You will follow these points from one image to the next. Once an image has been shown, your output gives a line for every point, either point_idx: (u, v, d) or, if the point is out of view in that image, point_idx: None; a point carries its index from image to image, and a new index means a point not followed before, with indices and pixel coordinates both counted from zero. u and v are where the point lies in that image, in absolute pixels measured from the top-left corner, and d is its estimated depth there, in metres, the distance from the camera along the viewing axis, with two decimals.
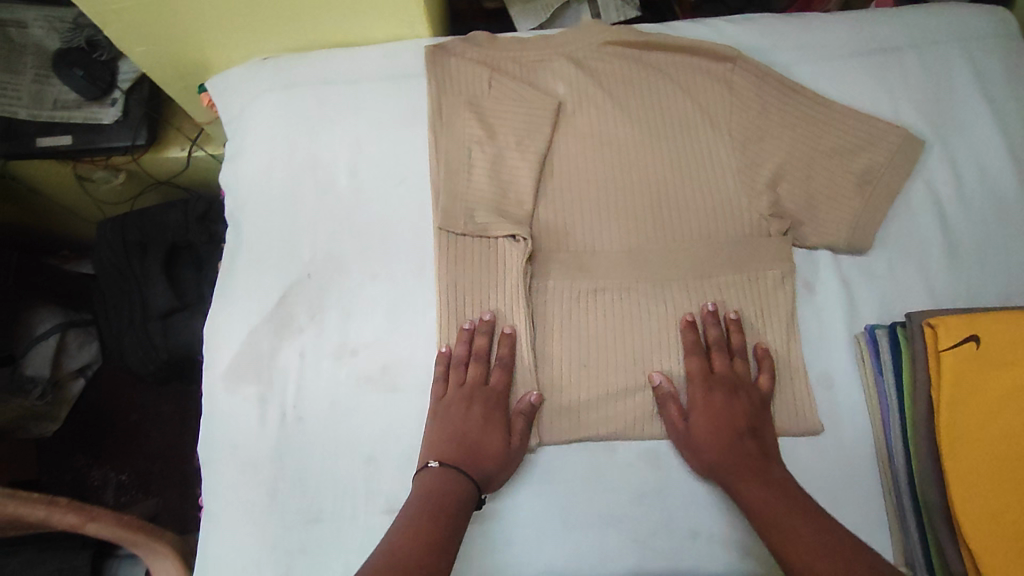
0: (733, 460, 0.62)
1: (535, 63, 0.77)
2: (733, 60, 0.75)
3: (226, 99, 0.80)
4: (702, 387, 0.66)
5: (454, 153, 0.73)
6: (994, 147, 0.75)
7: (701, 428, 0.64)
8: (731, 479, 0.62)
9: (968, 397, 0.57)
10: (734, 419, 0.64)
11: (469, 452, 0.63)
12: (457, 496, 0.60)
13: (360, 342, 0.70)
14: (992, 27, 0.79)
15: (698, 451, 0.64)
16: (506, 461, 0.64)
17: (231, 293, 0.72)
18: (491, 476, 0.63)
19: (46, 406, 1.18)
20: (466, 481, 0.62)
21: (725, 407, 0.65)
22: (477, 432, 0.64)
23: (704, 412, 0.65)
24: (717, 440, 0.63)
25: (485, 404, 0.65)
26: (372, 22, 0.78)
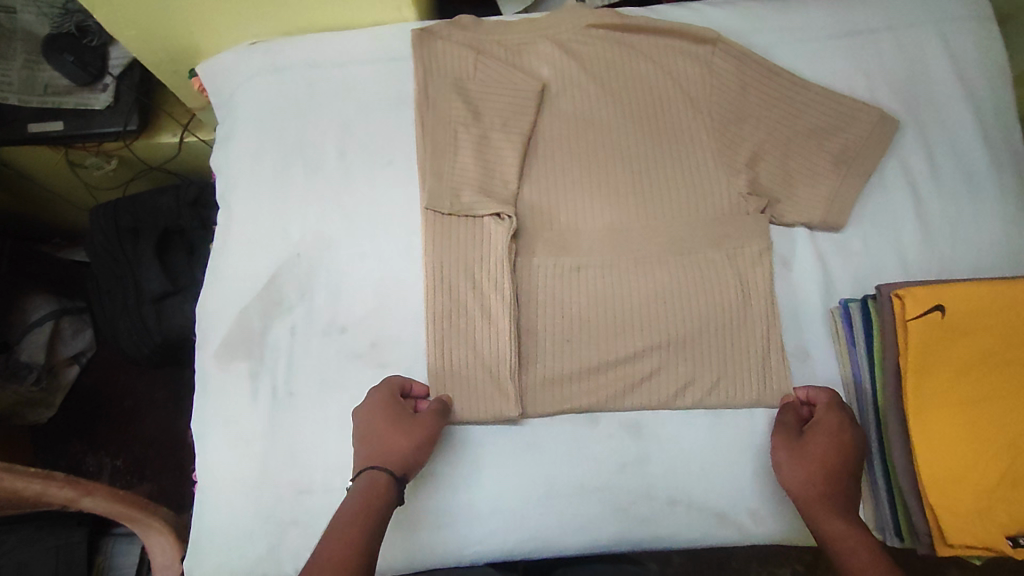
0: (838, 493, 0.60)
1: (520, 46, 0.78)
2: (713, 44, 0.77)
3: (216, 84, 0.81)
4: (841, 416, 0.63)
5: (441, 134, 0.74)
6: (966, 126, 0.77)
7: (818, 446, 0.62)
8: (828, 508, 0.59)
9: (934, 366, 0.59)
10: (856, 456, 0.62)
11: (366, 448, 0.62)
12: (371, 490, 0.59)
13: (349, 320, 0.71)
14: (967, 9, 0.80)
15: (809, 464, 0.61)
16: (402, 426, 0.63)
17: (222, 273, 0.73)
18: (391, 450, 0.62)
19: (40, 392, 1.19)
20: (368, 473, 0.60)
21: (853, 441, 0.62)
22: (364, 424, 0.64)
23: (830, 435, 0.62)
24: (834, 467, 0.61)
25: (369, 398, 0.65)
26: (359, 6, 0.79)
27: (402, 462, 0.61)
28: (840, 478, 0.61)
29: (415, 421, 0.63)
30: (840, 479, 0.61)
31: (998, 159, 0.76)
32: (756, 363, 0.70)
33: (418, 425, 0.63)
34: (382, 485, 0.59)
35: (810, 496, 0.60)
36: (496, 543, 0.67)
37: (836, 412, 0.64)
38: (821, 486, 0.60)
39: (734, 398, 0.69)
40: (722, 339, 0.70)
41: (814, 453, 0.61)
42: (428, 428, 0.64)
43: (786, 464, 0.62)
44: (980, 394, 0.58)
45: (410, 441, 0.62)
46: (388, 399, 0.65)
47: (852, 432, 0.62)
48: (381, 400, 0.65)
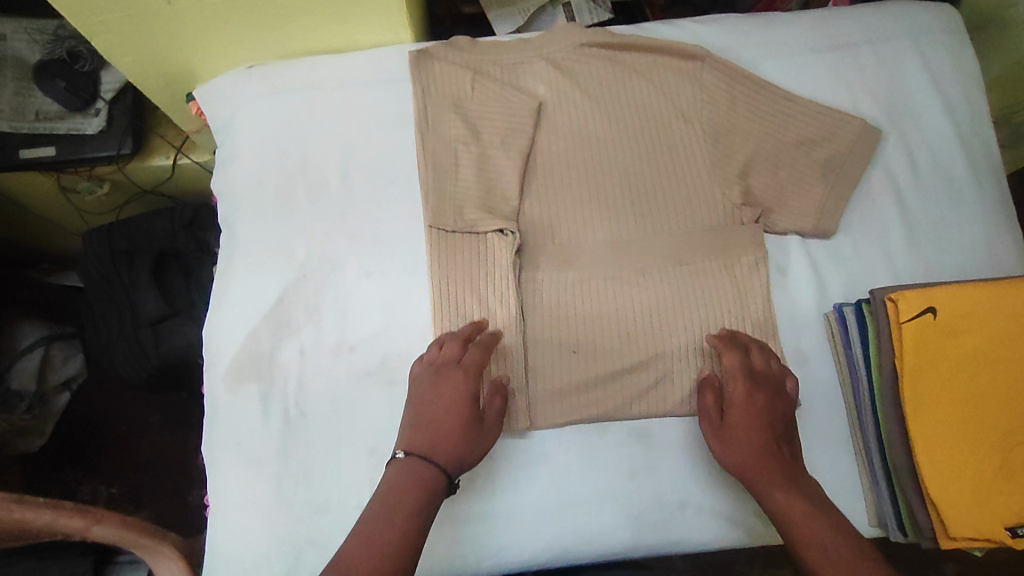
0: (767, 466, 0.64)
1: (515, 65, 0.80)
2: (701, 59, 0.80)
3: (215, 108, 0.82)
4: (746, 386, 0.66)
5: (442, 154, 0.76)
6: (944, 133, 0.80)
7: (738, 427, 0.65)
8: (766, 485, 0.63)
9: (929, 366, 0.61)
10: (772, 423, 0.65)
11: (431, 439, 0.63)
12: (421, 489, 0.61)
13: (358, 338, 0.72)
14: (940, 22, 0.84)
15: (734, 446, 0.65)
16: (469, 435, 0.64)
17: (229, 295, 0.74)
18: (453, 456, 0.63)
19: (31, 419, 1.17)
20: (432, 472, 0.61)
21: (763, 409, 0.66)
22: (435, 407, 0.64)
23: (745, 412, 0.66)
24: (756, 442, 0.64)
25: (453, 383, 0.65)
26: (356, 28, 0.80)
27: (458, 467, 0.63)
28: (768, 454, 0.64)
29: (481, 430, 0.65)
30: (766, 452, 0.64)
31: (973, 165, 0.80)
32: None
33: (483, 437, 0.65)
34: (436, 486, 0.61)
35: (747, 474, 0.64)
36: (513, 555, 0.68)
37: (744, 379, 0.67)
38: (754, 464, 0.64)
39: None
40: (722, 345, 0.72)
41: (736, 435, 0.65)
42: (489, 440, 0.65)
43: (721, 453, 0.66)
44: (973, 392, 0.61)
45: (470, 449, 0.64)
46: (468, 392, 0.65)
47: (761, 400, 0.66)
48: (462, 391, 0.64)
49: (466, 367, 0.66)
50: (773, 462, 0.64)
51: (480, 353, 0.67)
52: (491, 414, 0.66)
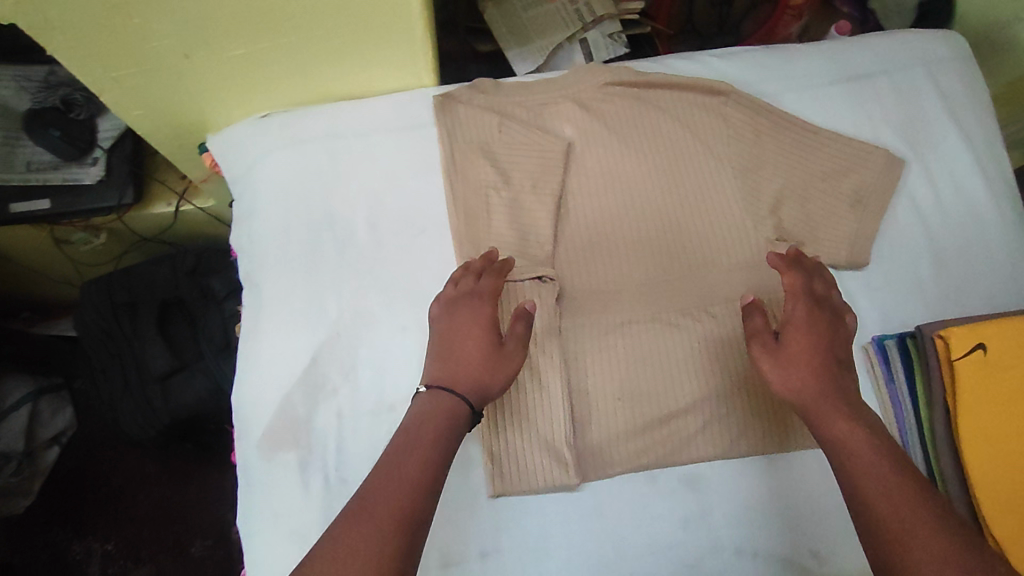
0: (823, 386, 0.61)
1: (541, 106, 0.80)
2: (726, 95, 0.80)
3: (233, 158, 0.80)
4: (805, 306, 0.65)
5: (472, 201, 0.76)
6: (963, 160, 0.82)
7: (795, 348, 0.63)
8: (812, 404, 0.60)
9: (980, 401, 0.63)
10: (830, 346, 0.63)
11: (454, 370, 0.63)
12: (439, 429, 0.59)
13: (397, 397, 0.70)
14: (950, 50, 0.86)
15: (798, 368, 0.62)
16: (491, 361, 0.63)
17: (256, 356, 0.72)
18: (476, 383, 0.62)
19: (16, 479, 1.11)
20: (451, 402, 0.61)
21: (824, 331, 0.64)
22: (457, 337, 0.65)
23: (802, 330, 0.64)
24: (814, 362, 0.62)
25: (468, 308, 0.66)
26: (376, 73, 0.78)
27: (482, 397, 0.63)
28: (823, 370, 0.61)
29: (504, 357, 0.64)
30: (822, 374, 0.62)
31: (993, 191, 0.81)
32: (773, 409, 0.71)
33: (506, 363, 0.64)
34: (459, 417, 0.61)
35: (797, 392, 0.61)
36: None
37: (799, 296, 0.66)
38: (811, 389, 0.61)
39: (785, 441, 0.71)
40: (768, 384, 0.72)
41: (795, 355, 0.62)
42: (513, 367, 0.64)
43: (771, 373, 0.63)
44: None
45: (493, 378, 0.63)
46: (488, 320, 0.65)
47: (821, 322, 0.64)
48: (481, 318, 0.65)
49: (482, 297, 0.67)
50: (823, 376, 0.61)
51: (494, 284, 0.68)
52: (513, 340, 0.65)
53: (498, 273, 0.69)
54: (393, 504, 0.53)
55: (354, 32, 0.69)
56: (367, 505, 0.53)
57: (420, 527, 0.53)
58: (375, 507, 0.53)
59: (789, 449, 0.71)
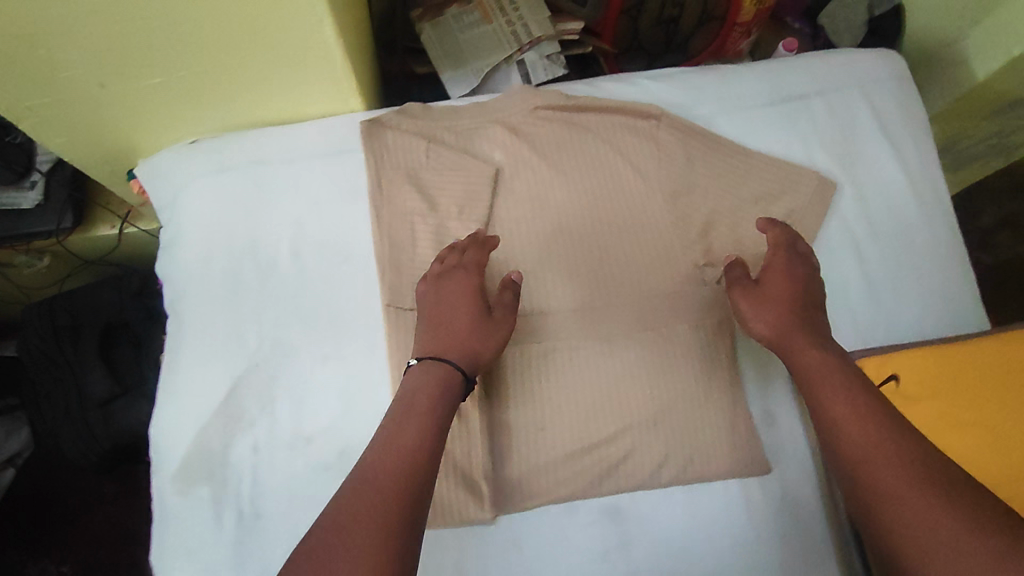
0: (799, 321, 0.66)
1: (469, 131, 0.79)
2: (657, 118, 0.80)
3: (159, 184, 0.79)
4: (785, 256, 0.70)
5: (397, 227, 0.75)
6: (897, 183, 0.81)
7: (772, 286, 0.69)
8: (808, 370, 0.63)
9: (946, 415, 0.63)
10: (806, 292, 0.69)
11: (447, 338, 0.65)
12: (436, 386, 0.61)
13: (314, 429, 0.70)
14: (887, 70, 0.85)
15: (772, 304, 0.68)
16: (480, 329, 0.66)
17: (176, 387, 0.72)
18: (467, 350, 0.64)
19: None
20: (445, 368, 0.62)
21: (800, 277, 0.70)
22: (447, 307, 0.67)
23: (779, 274, 0.70)
24: (791, 301, 0.68)
25: (456, 278, 0.69)
26: (303, 100, 0.77)
27: (473, 363, 0.64)
28: (814, 340, 0.65)
29: (492, 325, 0.66)
30: (799, 312, 0.68)
31: (927, 213, 0.81)
32: (696, 437, 0.71)
33: (494, 330, 0.66)
34: (454, 379, 0.62)
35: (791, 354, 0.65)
36: None
37: (782, 263, 0.70)
38: (787, 328, 0.66)
39: (706, 471, 0.70)
40: (690, 414, 0.72)
41: (772, 293, 0.68)
42: (502, 335, 0.67)
43: (754, 313, 0.68)
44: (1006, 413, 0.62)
45: (484, 344, 0.65)
46: (475, 290, 0.68)
47: (797, 270, 0.70)
48: (469, 289, 0.67)
49: (470, 271, 0.69)
50: (806, 340, 0.65)
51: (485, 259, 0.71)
52: (502, 309, 0.67)
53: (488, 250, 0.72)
54: (393, 476, 0.53)
55: (273, 61, 0.69)
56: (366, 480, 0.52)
57: (423, 499, 0.53)
58: (375, 480, 0.52)
59: (712, 478, 0.71)
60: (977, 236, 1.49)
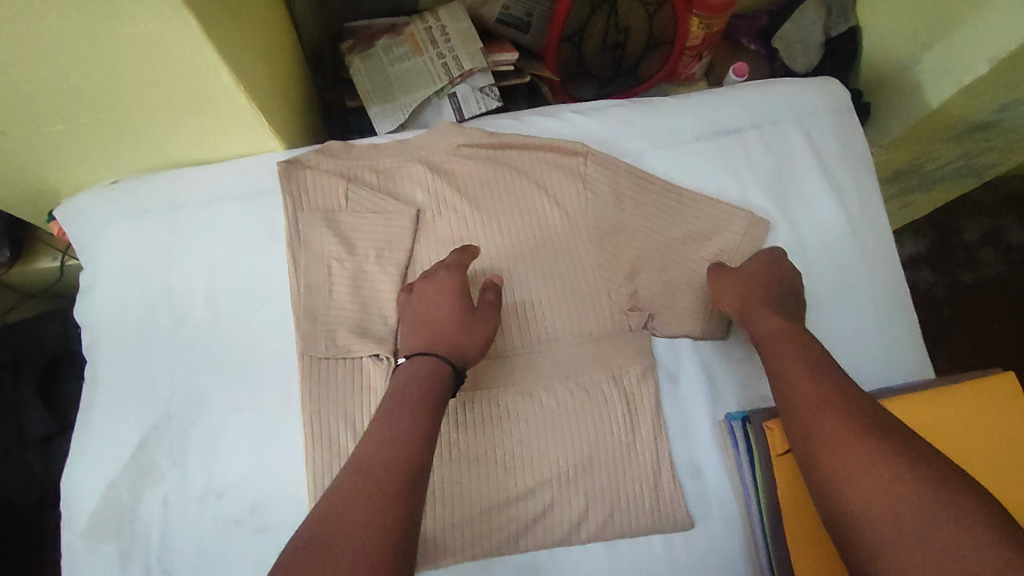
0: (770, 296, 0.70)
1: (392, 170, 0.77)
2: (584, 155, 0.77)
3: (74, 228, 0.76)
4: (764, 254, 0.75)
5: (314, 272, 0.73)
6: (833, 219, 0.79)
7: (749, 270, 0.73)
8: (779, 363, 0.64)
9: (981, 454, 0.62)
10: (783, 285, 0.72)
11: (435, 334, 0.65)
12: (430, 370, 0.61)
13: (226, 483, 0.68)
14: (826, 102, 0.83)
15: (744, 282, 0.72)
16: (465, 324, 0.66)
17: (87, 440, 0.70)
18: (455, 344, 0.64)
19: None
20: (435, 362, 0.62)
21: (779, 268, 0.73)
22: (432, 304, 0.67)
23: (756, 261, 0.74)
24: (765, 282, 0.72)
25: (445, 273, 0.69)
26: (221, 139, 0.74)
27: (462, 357, 0.64)
28: (790, 331, 0.66)
29: (477, 320, 0.67)
30: (772, 293, 0.71)
31: (865, 252, 0.79)
32: (617, 489, 0.69)
33: (479, 326, 0.67)
34: (442, 373, 0.61)
35: (766, 351, 0.66)
36: None
37: (757, 270, 0.73)
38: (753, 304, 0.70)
39: (628, 525, 0.68)
40: (610, 466, 0.70)
41: (748, 273, 0.72)
42: (487, 329, 0.67)
43: (726, 287, 0.72)
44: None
45: (471, 339, 0.65)
46: (458, 287, 0.68)
47: (773, 260, 0.74)
48: (451, 287, 0.68)
49: (453, 269, 0.69)
50: (771, 314, 0.68)
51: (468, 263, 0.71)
52: (485, 306, 0.68)
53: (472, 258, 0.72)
54: (390, 464, 0.53)
55: (178, 105, 0.66)
56: (364, 469, 0.53)
57: (423, 483, 0.54)
58: (372, 468, 0.53)
59: (636, 533, 0.68)
60: (960, 254, 1.43)
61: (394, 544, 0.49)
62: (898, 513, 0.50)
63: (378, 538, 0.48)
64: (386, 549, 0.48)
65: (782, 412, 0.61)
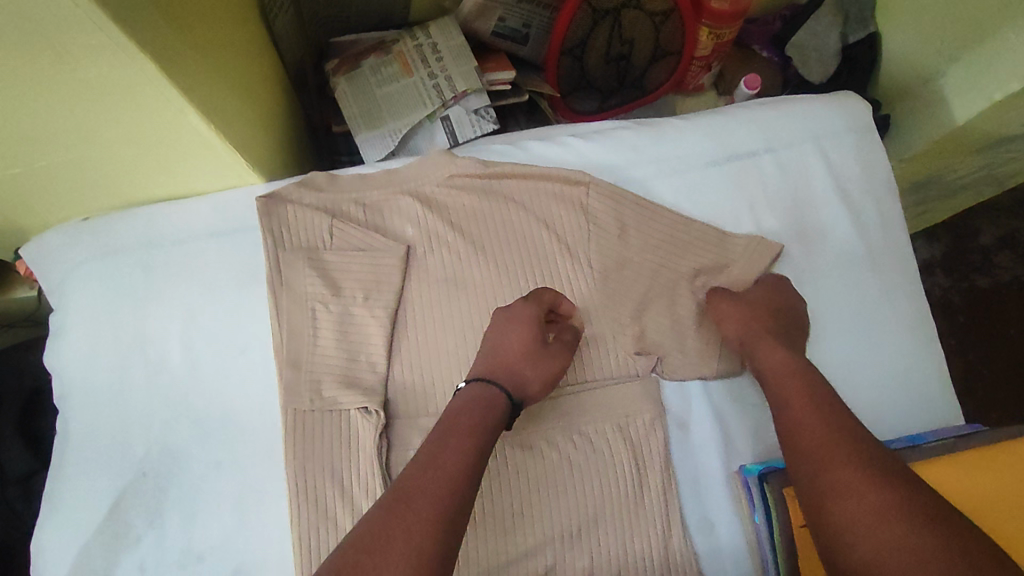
0: (773, 323, 0.67)
1: (380, 204, 0.72)
2: (585, 185, 0.72)
3: (42, 270, 0.71)
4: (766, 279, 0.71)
5: (297, 316, 0.68)
6: (854, 250, 0.74)
7: (755, 296, 0.69)
8: (786, 398, 0.60)
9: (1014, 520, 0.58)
10: (785, 311, 0.68)
11: (500, 361, 0.61)
12: (494, 402, 0.58)
13: (206, 546, 0.64)
14: (844, 121, 0.78)
15: (755, 308, 0.67)
16: (535, 358, 0.62)
17: (59, 500, 0.65)
18: (517, 374, 0.61)
19: None
20: (494, 393, 0.59)
21: (782, 296, 0.69)
22: (506, 333, 0.63)
23: (764, 287, 0.70)
24: (768, 310, 0.68)
25: (525, 306, 0.64)
26: (196, 174, 0.69)
27: (521, 391, 0.61)
28: (795, 364, 0.62)
29: (548, 356, 0.64)
30: (776, 320, 0.67)
31: (888, 284, 0.74)
32: (624, 550, 0.64)
33: (548, 363, 0.63)
34: (497, 404, 0.58)
35: (772, 386, 0.62)
36: None
37: (765, 297, 0.69)
38: (753, 328, 0.66)
39: None
40: (618, 524, 0.65)
41: (754, 299, 0.68)
42: (555, 367, 0.64)
43: (730, 313, 0.68)
44: None
45: (534, 372, 0.62)
46: (538, 321, 0.64)
47: (775, 291, 0.69)
48: (529, 316, 0.64)
49: (538, 302, 0.65)
50: (774, 345, 0.64)
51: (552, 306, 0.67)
52: (559, 343, 0.65)
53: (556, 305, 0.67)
54: (437, 494, 0.46)
55: (144, 143, 0.61)
56: (406, 497, 0.46)
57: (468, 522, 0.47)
58: (415, 496, 0.46)
59: None
60: (977, 258, 1.33)
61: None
62: (901, 564, 0.45)
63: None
64: None
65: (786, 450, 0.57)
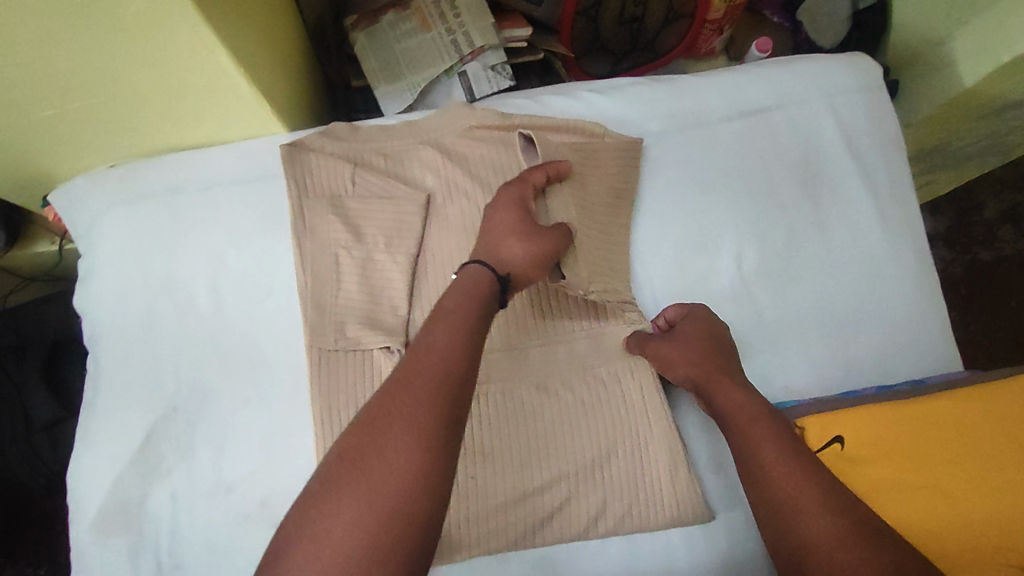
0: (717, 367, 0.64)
1: (400, 154, 0.75)
2: (601, 137, 0.75)
3: (72, 215, 0.73)
4: (688, 318, 0.68)
5: (320, 260, 0.70)
6: (860, 204, 0.76)
7: (687, 334, 0.66)
8: (742, 440, 0.57)
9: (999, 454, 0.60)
10: (712, 350, 0.65)
11: (488, 241, 0.62)
12: (480, 281, 0.57)
13: (235, 478, 0.67)
14: (855, 79, 0.80)
15: (687, 347, 0.64)
16: (521, 234, 0.62)
17: (94, 435, 0.68)
18: (502, 251, 0.60)
19: None
20: (480, 271, 0.58)
21: (712, 333, 0.66)
22: (495, 215, 0.64)
23: (694, 323, 0.67)
24: (708, 349, 0.65)
25: (510, 187, 0.66)
26: (226, 122, 0.71)
27: (510, 266, 0.60)
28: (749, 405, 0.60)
29: (536, 236, 0.63)
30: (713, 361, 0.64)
31: (893, 238, 0.76)
32: (638, 485, 0.67)
33: (536, 241, 0.63)
34: (483, 280, 0.57)
35: (732, 430, 0.59)
36: None
37: (697, 329, 0.66)
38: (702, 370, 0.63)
39: (647, 521, 0.66)
40: (629, 460, 0.67)
41: (688, 337, 0.65)
42: (545, 246, 0.63)
43: (670, 352, 0.65)
44: None
45: (521, 247, 0.61)
46: (520, 200, 0.65)
47: (702, 329, 0.66)
48: (514, 197, 0.65)
49: (524, 182, 0.67)
50: (731, 384, 0.62)
51: (545, 177, 0.68)
52: (552, 229, 0.65)
53: (553, 172, 0.69)
54: (431, 374, 0.47)
55: (174, 87, 0.62)
56: (397, 380, 0.47)
57: (467, 392, 0.48)
58: (408, 377, 0.47)
59: (656, 526, 0.66)
60: (979, 230, 1.35)
61: (438, 467, 0.44)
62: None
63: (418, 456, 0.44)
64: (427, 470, 0.43)
65: (750, 489, 0.55)
